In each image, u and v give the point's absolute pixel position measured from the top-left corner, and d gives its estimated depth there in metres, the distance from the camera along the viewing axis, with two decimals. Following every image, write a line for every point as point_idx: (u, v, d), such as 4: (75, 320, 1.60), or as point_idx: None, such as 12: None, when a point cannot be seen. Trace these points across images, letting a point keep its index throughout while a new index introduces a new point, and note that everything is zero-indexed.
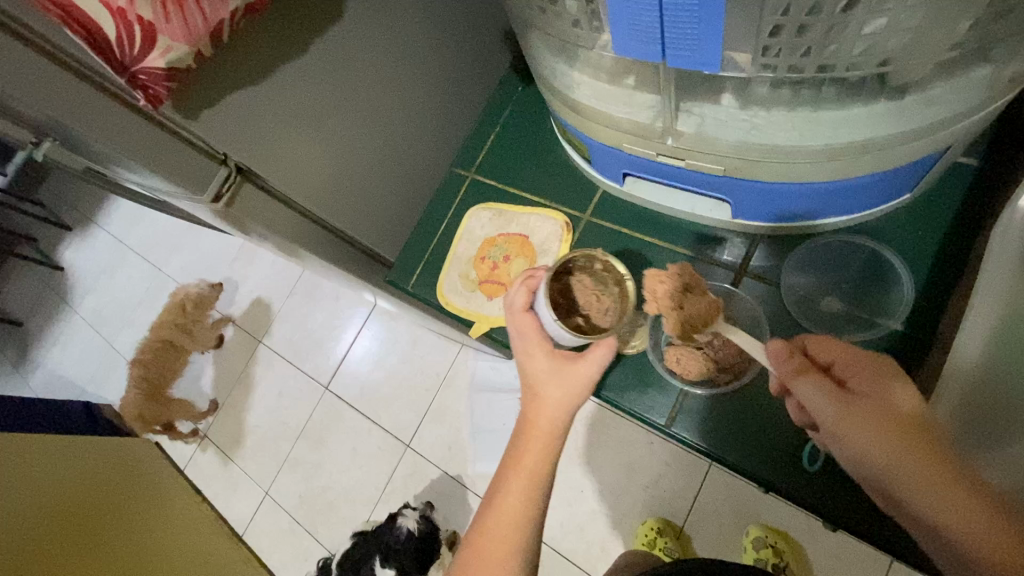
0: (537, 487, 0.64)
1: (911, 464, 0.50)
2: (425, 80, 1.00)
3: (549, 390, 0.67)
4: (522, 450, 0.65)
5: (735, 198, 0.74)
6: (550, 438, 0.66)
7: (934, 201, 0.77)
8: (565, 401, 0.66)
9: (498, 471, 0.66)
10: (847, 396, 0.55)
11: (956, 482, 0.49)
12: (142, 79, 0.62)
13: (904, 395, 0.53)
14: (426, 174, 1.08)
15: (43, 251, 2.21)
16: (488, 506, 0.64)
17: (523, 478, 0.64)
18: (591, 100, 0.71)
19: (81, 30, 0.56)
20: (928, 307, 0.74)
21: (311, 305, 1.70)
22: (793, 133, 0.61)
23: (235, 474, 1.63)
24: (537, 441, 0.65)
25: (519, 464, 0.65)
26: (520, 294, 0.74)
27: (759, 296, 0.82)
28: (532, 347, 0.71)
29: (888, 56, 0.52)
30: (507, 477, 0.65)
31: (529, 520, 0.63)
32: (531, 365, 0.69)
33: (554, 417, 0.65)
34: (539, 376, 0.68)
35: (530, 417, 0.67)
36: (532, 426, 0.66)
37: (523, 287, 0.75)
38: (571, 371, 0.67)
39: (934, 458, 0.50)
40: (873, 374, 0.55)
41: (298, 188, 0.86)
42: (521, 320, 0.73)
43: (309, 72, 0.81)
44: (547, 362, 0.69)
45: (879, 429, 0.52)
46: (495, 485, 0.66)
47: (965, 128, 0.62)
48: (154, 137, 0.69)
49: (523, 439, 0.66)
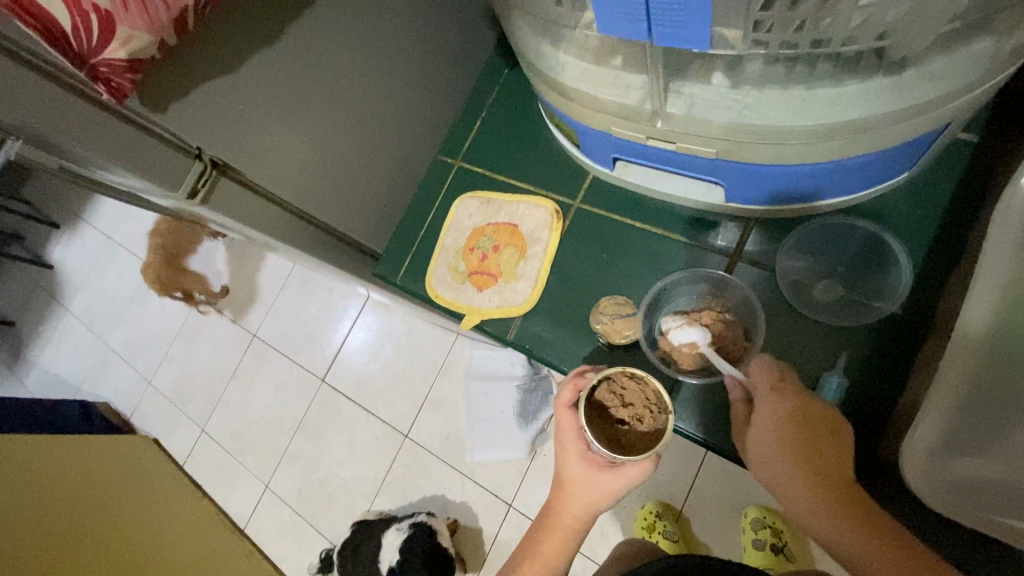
0: (552, 571, 0.70)
1: (794, 489, 0.60)
2: (408, 65, 0.96)
3: (575, 492, 0.68)
4: (543, 537, 0.71)
5: (728, 180, 0.72)
6: (570, 532, 0.70)
7: (933, 179, 0.74)
8: (591, 506, 0.68)
9: (526, 542, 0.73)
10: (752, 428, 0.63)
11: (839, 503, 0.58)
12: (103, 73, 0.59)
13: (801, 426, 0.60)
14: (412, 162, 1.05)
15: (31, 249, 2.18)
16: (514, 569, 0.72)
17: (540, 564, 0.70)
18: (577, 81, 0.68)
19: (31, 20, 0.53)
20: (926, 289, 0.72)
21: (303, 297, 1.68)
22: (785, 113, 0.59)
23: (233, 468, 1.62)
24: (559, 532, 0.70)
25: (539, 550, 0.71)
26: (566, 389, 0.67)
27: (754, 281, 0.79)
28: (566, 444, 0.67)
29: (886, 29, 0.49)
30: (526, 557, 0.71)
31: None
32: (564, 461, 0.68)
33: (577, 514, 0.69)
34: (569, 475, 0.68)
35: (557, 506, 0.70)
36: (556, 516, 0.71)
37: (572, 383, 0.68)
38: (600, 480, 0.66)
39: (812, 484, 0.59)
40: (777, 408, 0.62)
41: (277, 179, 0.83)
42: (563, 415, 0.67)
43: (283, 59, 0.77)
44: (580, 465, 0.67)
45: (773, 458, 0.61)
46: (516, 558, 0.73)
47: (966, 103, 0.59)
48: (121, 133, 0.66)
49: (547, 525, 0.71)
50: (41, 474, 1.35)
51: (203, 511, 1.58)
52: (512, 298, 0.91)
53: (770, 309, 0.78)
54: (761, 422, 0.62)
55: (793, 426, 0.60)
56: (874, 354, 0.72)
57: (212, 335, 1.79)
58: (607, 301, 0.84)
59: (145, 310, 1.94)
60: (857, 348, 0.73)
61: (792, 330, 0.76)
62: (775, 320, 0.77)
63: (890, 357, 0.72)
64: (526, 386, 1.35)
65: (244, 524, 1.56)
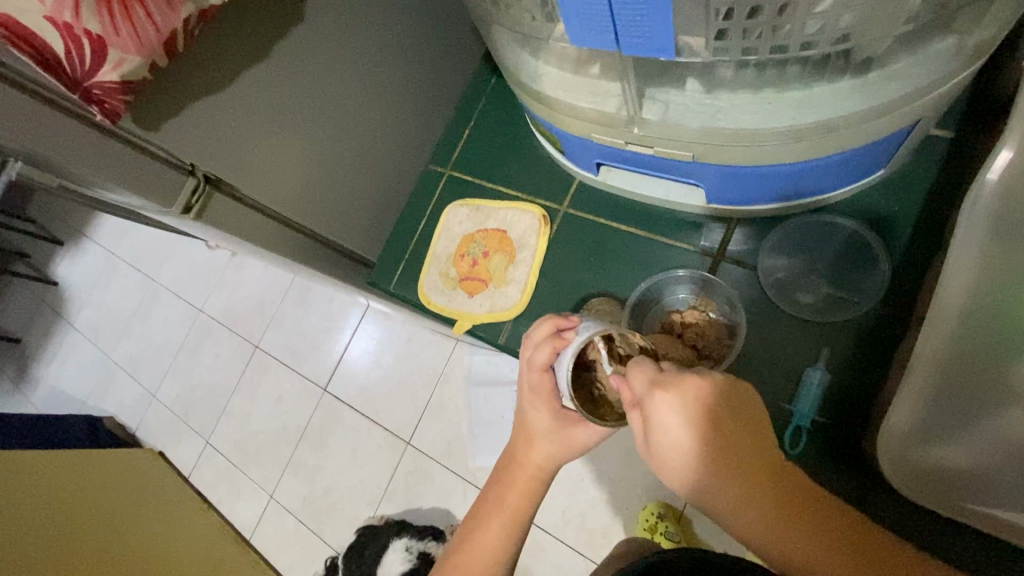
0: (516, 526, 0.67)
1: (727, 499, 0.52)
2: (396, 77, 0.98)
3: (541, 441, 0.67)
4: (506, 489, 0.69)
5: (707, 182, 0.73)
6: (536, 481, 0.68)
7: (909, 175, 0.76)
8: (556, 455, 0.67)
9: (484, 502, 0.70)
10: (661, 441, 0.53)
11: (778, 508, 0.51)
12: (97, 94, 0.61)
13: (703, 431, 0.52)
14: (404, 172, 1.07)
15: (36, 267, 2.21)
16: (469, 532, 0.69)
17: (505, 517, 0.68)
18: (557, 90, 0.70)
19: (29, 49, 0.56)
20: (905, 284, 0.73)
21: (304, 308, 1.70)
22: (757, 115, 0.60)
23: (238, 479, 1.63)
24: (523, 484, 0.68)
25: (502, 503, 0.68)
26: (543, 352, 0.62)
27: (737, 281, 0.81)
28: (538, 399, 0.66)
29: (845, 33, 0.51)
30: (489, 513, 0.68)
31: (504, 553, 0.67)
32: (531, 414, 0.67)
33: (541, 462, 0.67)
34: (537, 428, 0.67)
35: (521, 458, 0.69)
36: (520, 469, 0.69)
37: (550, 345, 0.62)
38: (571, 434, 0.65)
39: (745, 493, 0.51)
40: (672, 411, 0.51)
41: (271, 193, 0.85)
42: (538, 377, 0.64)
43: (274, 76, 0.80)
44: (550, 417, 0.66)
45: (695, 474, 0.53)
46: (476, 516, 0.70)
47: (933, 101, 0.61)
48: (116, 153, 0.68)
49: (509, 478, 0.69)
50: (38, 495, 1.36)
51: (206, 523, 1.58)
52: (502, 302, 0.93)
53: (752, 306, 0.79)
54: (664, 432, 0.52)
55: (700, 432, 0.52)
56: (855, 349, 0.74)
57: (214, 347, 1.81)
58: (593, 302, 0.86)
59: (149, 324, 1.96)
60: (839, 344, 0.74)
61: (775, 329, 0.78)
62: (757, 318, 0.79)
63: (872, 352, 0.73)
64: None
65: (249, 534, 1.57)
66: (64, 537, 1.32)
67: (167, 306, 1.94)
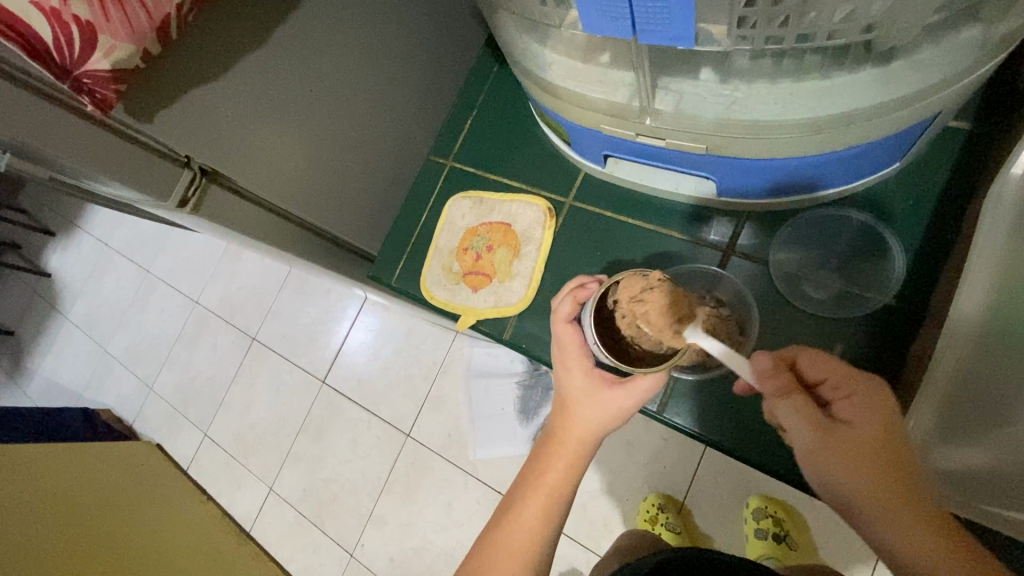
0: (554, 505, 0.64)
1: (881, 491, 0.50)
2: (396, 65, 0.95)
3: (581, 408, 0.66)
4: (546, 464, 0.66)
5: (719, 175, 0.71)
6: (577, 457, 0.66)
7: (926, 167, 0.74)
8: (598, 422, 0.65)
9: (521, 481, 0.67)
10: (848, 431, 0.51)
11: (916, 511, 0.50)
12: (86, 84, 0.58)
13: (896, 436, 0.51)
14: (403, 163, 1.04)
15: (27, 257, 2.18)
16: (504, 515, 0.66)
17: (542, 493, 0.65)
18: (564, 79, 0.67)
19: (16, 36, 0.52)
20: (922, 277, 0.72)
21: (303, 299, 1.68)
22: (774, 106, 0.58)
23: (238, 472, 1.62)
24: (564, 458, 0.66)
25: (541, 478, 0.66)
26: (567, 303, 0.69)
27: (748, 276, 0.79)
28: (572, 361, 0.67)
29: (873, 21, 0.49)
30: (526, 490, 0.66)
31: (543, 533, 0.64)
32: (567, 380, 0.67)
33: (582, 436, 0.65)
34: (573, 395, 0.67)
35: (558, 433, 0.67)
36: (559, 442, 0.66)
37: (572, 296, 0.69)
38: (609, 396, 0.64)
39: (911, 509, 0.50)
40: (867, 398, 0.52)
41: (268, 186, 0.83)
42: (564, 329, 0.68)
43: (270, 66, 0.77)
44: (585, 380, 0.66)
45: (864, 477, 0.50)
46: (513, 495, 0.67)
47: (957, 92, 0.59)
48: (104, 143, 0.65)
49: (551, 452, 0.66)
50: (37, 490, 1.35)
51: (208, 515, 1.58)
52: (507, 297, 0.91)
53: (765, 301, 0.78)
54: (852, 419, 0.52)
55: (890, 432, 0.51)
56: (869, 345, 0.73)
57: (212, 339, 1.79)
58: None
59: (144, 317, 1.93)
60: (853, 340, 0.73)
61: (785, 325, 0.76)
62: (771, 312, 0.77)
63: (886, 349, 0.72)
64: (526, 382, 1.36)
65: (250, 526, 1.56)
66: (67, 531, 1.31)
67: (164, 299, 1.91)
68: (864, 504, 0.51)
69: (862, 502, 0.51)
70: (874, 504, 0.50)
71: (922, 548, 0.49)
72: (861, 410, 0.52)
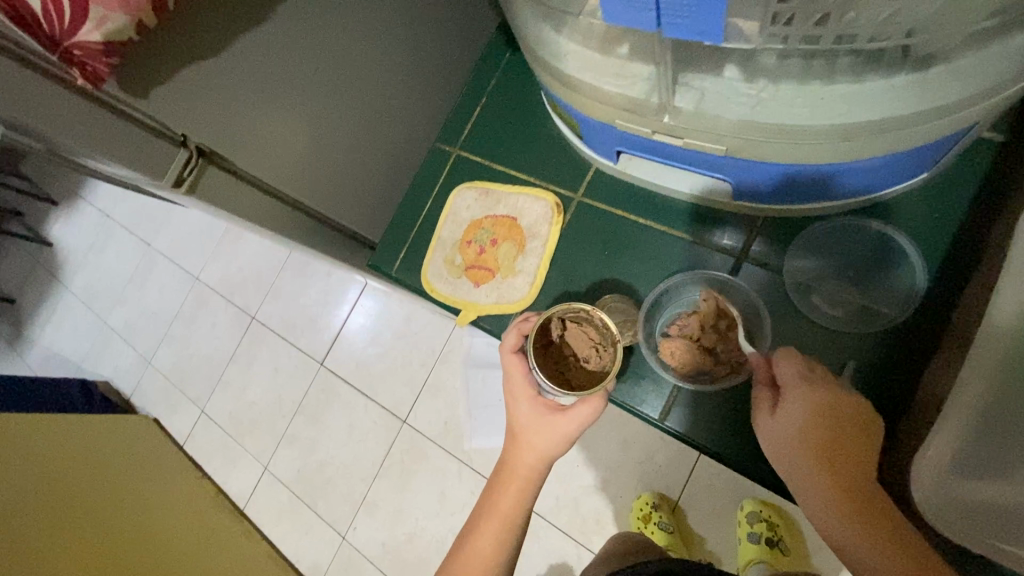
0: (508, 531, 0.64)
1: (799, 470, 0.58)
2: (405, 44, 0.92)
3: (527, 436, 0.65)
4: (498, 492, 0.66)
5: (736, 178, 0.68)
6: (527, 483, 0.66)
7: (952, 179, 0.71)
8: (544, 450, 0.65)
9: (475, 509, 0.67)
10: (778, 418, 0.61)
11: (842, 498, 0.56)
12: (77, 55, 0.56)
13: (828, 430, 0.58)
14: (409, 147, 1.01)
15: (30, 225, 2.16)
16: (461, 544, 0.66)
17: (496, 520, 0.65)
18: (580, 70, 0.64)
19: (7, 8, 0.51)
20: (941, 294, 0.70)
21: (303, 281, 1.66)
22: (803, 110, 0.55)
23: (234, 450, 1.61)
24: (515, 484, 0.66)
25: (494, 506, 0.66)
26: (512, 335, 0.70)
27: (759, 283, 0.77)
28: (517, 392, 0.67)
29: (915, 26, 0.47)
30: (482, 517, 0.66)
31: (498, 558, 0.64)
32: (513, 411, 0.67)
33: (530, 463, 0.65)
34: (521, 426, 0.66)
35: (510, 461, 0.67)
36: (509, 470, 0.66)
37: (516, 329, 0.70)
38: (556, 422, 0.64)
39: (836, 494, 0.56)
40: (804, 397, 0.59)
41: (267, 166, 0.80)
42: (509, 359, 0.69)
43: (274, 40, 0.74)
44: (529, 410, 0.66)
45: (786, 456, 0.59)
46: (469, 523, 0.67)
47: (996, 103, 0.55)
48: (94, 118, 0.62)
49: (502, 479, 0.66)
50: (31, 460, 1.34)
51: (202, 491, 1.58)
52: (510, 294, 0.89)
53: (776, 311, 0.75)
54: (788, 414, 0.60)
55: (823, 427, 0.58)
56: (882, 362, 0.70)
57: (211, 317, 1.77)
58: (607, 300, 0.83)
59: (144, 291, 1.92)
60: (865, 355, 0.71)
61: (796, 337, 0.74)
62: (781, 323, 0.75)
63: (899, 366, 0.70)
64: None
65: (244, 504, 1.56)
66: (60, 502, 1.30)
67: (164, 274, 1.89)
68: (794, 480, 0.60)
69: (793, 478, 0.59)
70: (799, 482, 0.59)
71: (844, 529, 0.55)
72: (798, 405, 0.59)
